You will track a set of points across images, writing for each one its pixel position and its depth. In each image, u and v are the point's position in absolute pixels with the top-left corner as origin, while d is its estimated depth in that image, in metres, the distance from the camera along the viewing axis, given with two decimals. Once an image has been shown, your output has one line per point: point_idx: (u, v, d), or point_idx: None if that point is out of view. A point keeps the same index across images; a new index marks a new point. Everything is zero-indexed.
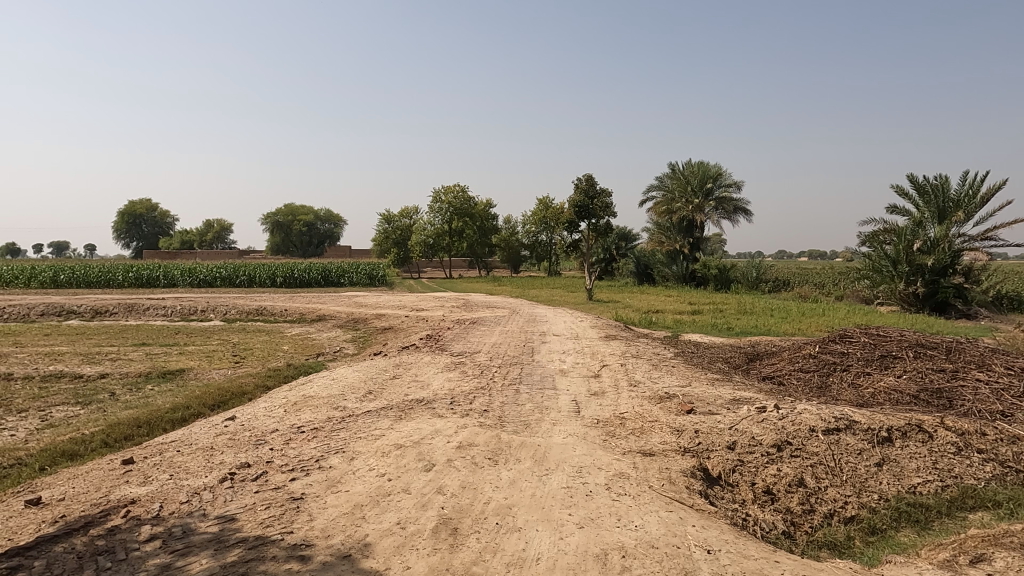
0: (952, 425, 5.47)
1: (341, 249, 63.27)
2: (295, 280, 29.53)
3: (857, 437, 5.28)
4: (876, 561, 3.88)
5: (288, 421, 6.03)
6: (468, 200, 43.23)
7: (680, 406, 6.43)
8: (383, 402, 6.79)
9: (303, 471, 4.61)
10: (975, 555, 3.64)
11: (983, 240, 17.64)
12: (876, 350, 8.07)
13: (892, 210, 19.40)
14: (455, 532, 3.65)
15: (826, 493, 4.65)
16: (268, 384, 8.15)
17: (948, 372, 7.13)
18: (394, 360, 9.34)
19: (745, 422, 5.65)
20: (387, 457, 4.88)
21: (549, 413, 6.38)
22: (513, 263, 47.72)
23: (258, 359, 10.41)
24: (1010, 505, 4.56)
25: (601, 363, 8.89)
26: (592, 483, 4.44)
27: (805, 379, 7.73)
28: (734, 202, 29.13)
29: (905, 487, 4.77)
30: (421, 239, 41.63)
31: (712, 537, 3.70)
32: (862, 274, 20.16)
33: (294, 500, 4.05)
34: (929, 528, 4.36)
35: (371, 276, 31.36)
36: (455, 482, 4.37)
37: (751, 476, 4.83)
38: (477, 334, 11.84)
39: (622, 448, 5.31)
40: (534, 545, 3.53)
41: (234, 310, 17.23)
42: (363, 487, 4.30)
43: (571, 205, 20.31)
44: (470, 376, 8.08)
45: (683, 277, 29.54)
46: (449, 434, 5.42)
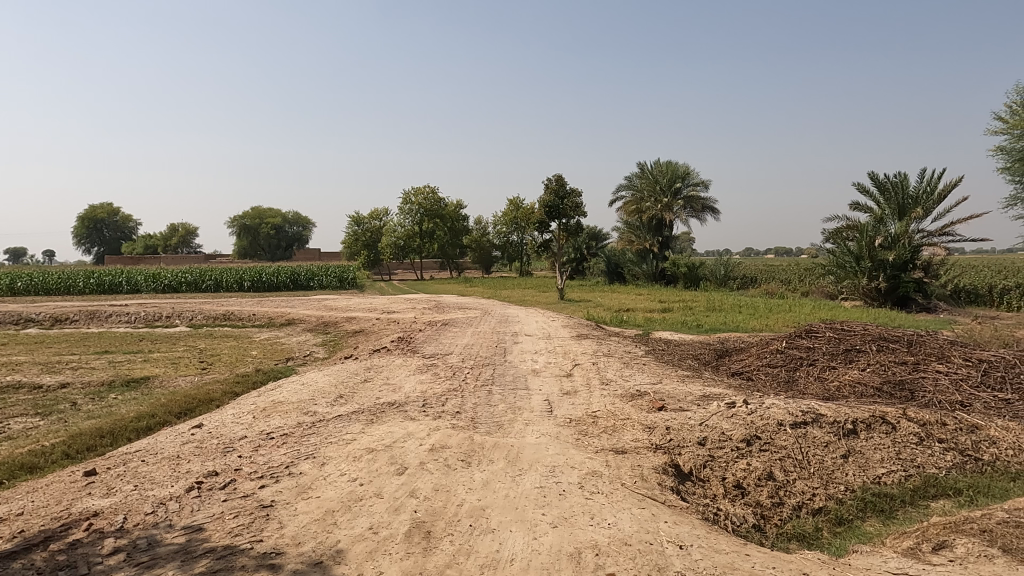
0: (913, 417, 5.63)
1: (310, 251, 62.51)
2: (264, 284, 29.10)
3: (824, 430, 5.40)
4: (844, 550, 3.97)
5: (257, 428, 5.94)
6: (439, 200, 43.14)
7: (651, 403, 6.51)
8: (354, 405, 6.74)
9: (272, 478, 4.54)
10: (937, 542, 3.75)
11: (940, 236, 18.16)
12: (842, 345, 8.27)
13: (855, 207, 19.86)
14: (428, 536, 3.63)
15: (794, 486, 4.74)
16: (237, 390, 8.01)
17: (910, 364, 7.34)
18: (365, 362, 9.28)
19: (714, 417, 5.73)
20: (359, 461, 4.84)
21: (522, 413, 6.40)
22: (485, 263, 47.78)
23: (225, 365, 10.22)
24: (969, 493, 4.73)
25: (573, 362, 8.93)
26: (565, 482, 4.46)
27: (773, 373, 7.89)
28: (703, 201, 29.51)
29: (870, 477, 4.90)
30: (392, 240, 41.38)
31: (684, 533, 3.74)
32: (827, 270, 20.63)
33: (263, 508, 3.99)
34: (893, 517, 4.48)
35: (341, 280, 31.04)
36: (428, 485, 4.35)
37: (722, 470, 4.90)
38: (449, 335, 11.84)
39: (594, 446, 5.35)
40: (508, 545, 3.53)
41: (200, 316, 16.89)
42: (334, 492, 4.26)
43: (542, 204, 20.35)
44: (442, 378, 8.06)
45: (654, 275, 30.16)
46: (421, 436, 5.40)
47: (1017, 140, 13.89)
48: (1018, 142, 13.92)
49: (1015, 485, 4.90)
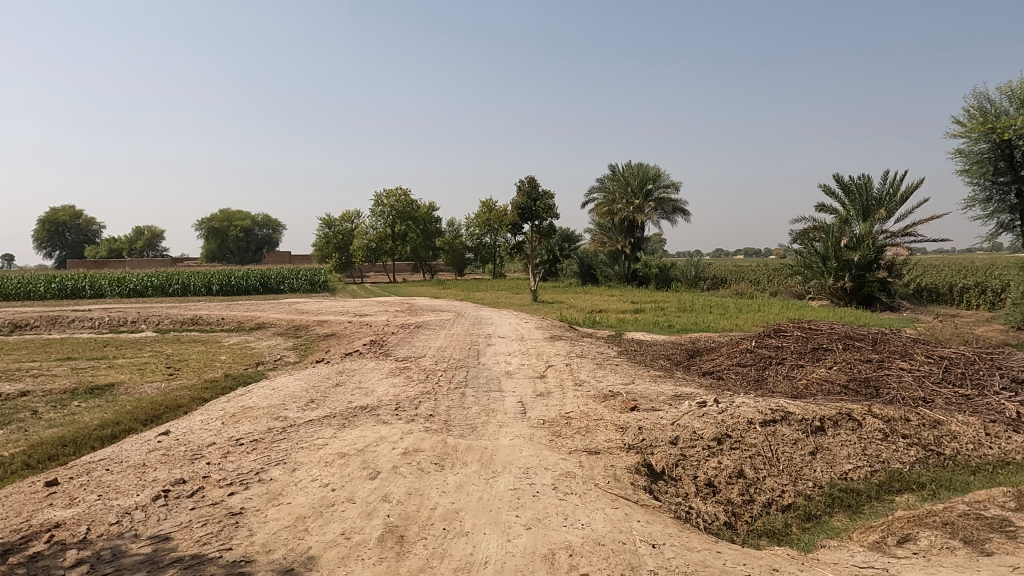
0: (878, 413, 5.76)
1: (280, 253, 61.65)
2: (232, 287, 28.62)
3: (792, 428, 5.49)
4: (813, 546, 4.04)
5: (227, 434, 5.84)
6: (411, 202, 43.00)
7: (624, 404, 6.55)
8: (326, 409, 6.67)
9: (242, 484, 4.47)
10: (901, 536, 3.85)
11: (903, 237, 18.60)
12: (809, 343, 8.42)
13: (821, 208, 20.26)
14: (401, 540, 3.61)
15: (763, 483, 4.81)
16: (206, 396, 7.87)
17: (875, 361, 7.52)
18: (337, 366, 9.18)
19: (685, 417, 5.80)
20: (331, 467, 4.79)
21: (496, 415, 6.40)
22: (458, 265, 47.59)
23: (193, 371, 10.03)
24: (932, 487, 4.87)
25: (546, 364, 8.95)
26: (539, 483, 4.47)
27: (743, 372, 8.01)
28: (673, 202, 29.80)
29: (837, 473, 5.00)
30: (364, 243, 41.03)
31: (657, 532, 3.77)
32: (795, 270, 21.01)
33: (232, 516, 3.93)
34: (860, 512, 4.58)
35: (312, 283, 30.69)
36: (401, 489, 4.33)
37: (693, 469, 4.95)
38: (422, 338, 11.79)
39: (568, 447, 5.37)
40: (482, 548, 3.52)
41: (167, 321, 16.54)
42: (305, 498, 4.21)
43: (515, 206, 20.36)
44: (415, 381, 8.02)
45: (626, 276, 30.43)
46: (394, 440, 5.37)
47: (975, 144, 14.30)
48: (976, 146, 14.35)
49: (976, 478, 5.04)
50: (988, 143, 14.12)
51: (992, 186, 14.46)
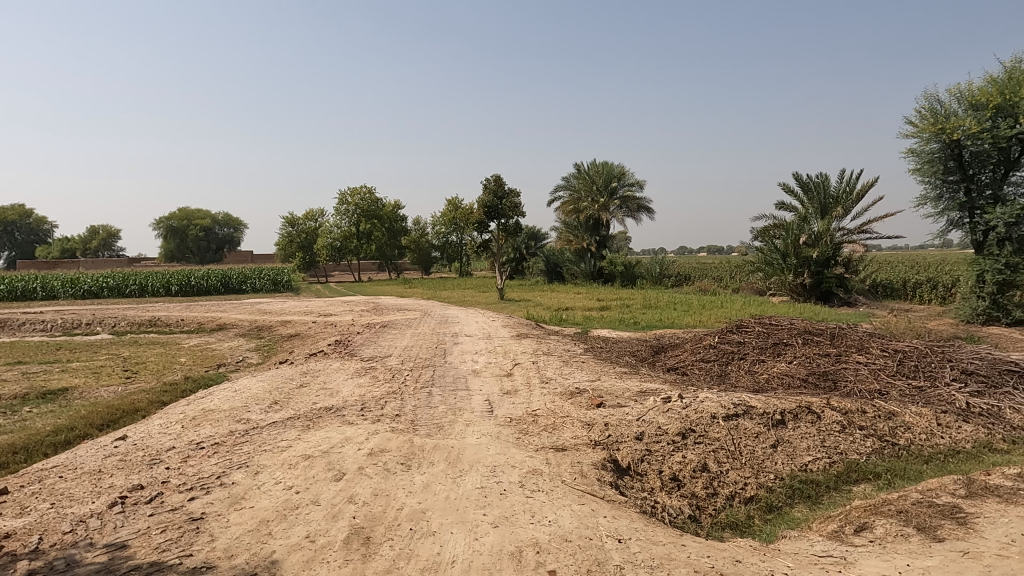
0: (837, 406, 5.91)
1: (241, 253, 60.45)
2: (192, 288, 27.96)
3: (754, 421, 5.61)
4: (774, 537, 4.14)
5: (186, 438, 5.71)
6: (376, 201, 42.64)
7: (590, 401, 6.61)
8: (290, 411, 6.57)
9: (202, 489, 4.38)
10: (858, 525, 3.96)
11: (859, 234, 19.11)
12: (770, 339, 8.61)
13: (781, 206, 20.70)
14: (367, 542, 3.58)
15: (727, 476, 4.90)
16: (165, 400, 7.68)
17: (833, 356, 7.72)
18: (300, 367, 9.05)
19: (651, 412, 5.87)
20: (294, 469, 4.72)
21: (462, 414, 6.39)
22: (424, 264, 47.34)
23: (151, 374, 9.78)
24: (887, 476, 5.03)
25: (513, 362, 8.97)
26: (506, 481, 4.47)
27: (707, 368, 8.14)
28: (638, 201, 30.12)
29: (797, 465, 5.12)
30: (328, 241, 40.49)
31: (623, 527, 3.82)
32: (757, 267, 21.44)
33: (193, 521, 3.84)
34: (819, 502, 4.70)
35: (275, 282, 30.19)
36: (367, 490, 4.29)
37: (658, 464, 5.02)
38: (388, 337, 11.71)
39: (535, 444, 5.39)
40: (450, 547, 3.51)
41: (124, 323, 16.09)
42: (269, 501, 4.14)
43: (481, 205, 20.33)
44: (381, 381, 7.95)
45: (592, 274, 30.69)
46: (360, 440, 5.32)
47: (926, 144, 14.76)
48: (927, 145, 14.80)
49: (928, 467, 5.22)
50: (938, 143, 14.58)
51: (942, 185, 14.94)
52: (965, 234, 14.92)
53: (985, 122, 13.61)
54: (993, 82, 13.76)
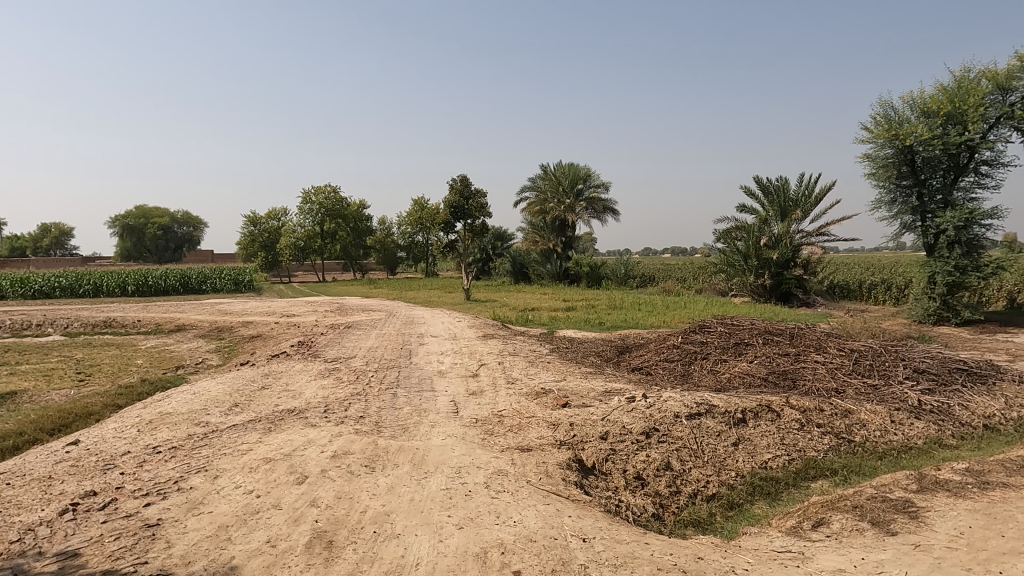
0: (795, 404, 6.05)
1: (201, 252, 59.11)
2: (150, 288, 27.23)
3: (716, 420, 5.70)
4: (735, 533, 4.21)
5: (142, 442, 5.56)
6: (341, 200, 42.14)
7: (555, 401, 6.64)
8: (251, 414, 6.45)
9: (159, 495, 4.27)
10: (816, 520, 4.06)
11: (817, 236, 19.59)
12: (732, 338, 8.77)
13: (743, 209, 21.09)
14: (330, 545, 3.53)
15: (689, 475, 4.97)
16: (120, 403, 7.46)
17: (792, 355, 7.90)
18: (262, 369, 8.89)
19: (615, 412, 5.92)
20: (255, 473, 4.64)
21: (427, 416, 6.35)
22: (389, 264, 47.01)
23: (106, 376, 9.49)
24: (844, 472, 5.17)
25: (479, 363, 8.96)
26: (471, 482, 4.46)
27: (670, 367, 8.24)
28: (603, 202, 30.35)
29: (758, 462, 5.22)
30: (291, 241, 39.84)
31: (587, 526, 3.84)
32: (719, 268, 21.79)
33: (149, 528, 3.74)
34: (778, 499, 4.80)
35: (237, 282, 29.61)
36: (330, 493, 4.23)
37: (622, 463, 5.07)
38: (352, 338, 11.57)
39: (500, 445, 5.39)
40: (414, 550, 3.49)
41: (77, 324, 15.59)
42: (228, 506, 4.06)
43: (447, 205, 20.24)
44: (345, 382, 7.86)
45: (558, 274, 30.85)
46: (323, 443, 5.25)
47: (881, 149, 15.12)
48: (881, 151, 15.17)
49: (883, 463, 5.38)
50: (892, 149, 14.96)
51: (896, 190, 15.38)
52: (917, 237, 15.38)
53: (936, 129, 14.07)
54: (943, 90, 14.26)
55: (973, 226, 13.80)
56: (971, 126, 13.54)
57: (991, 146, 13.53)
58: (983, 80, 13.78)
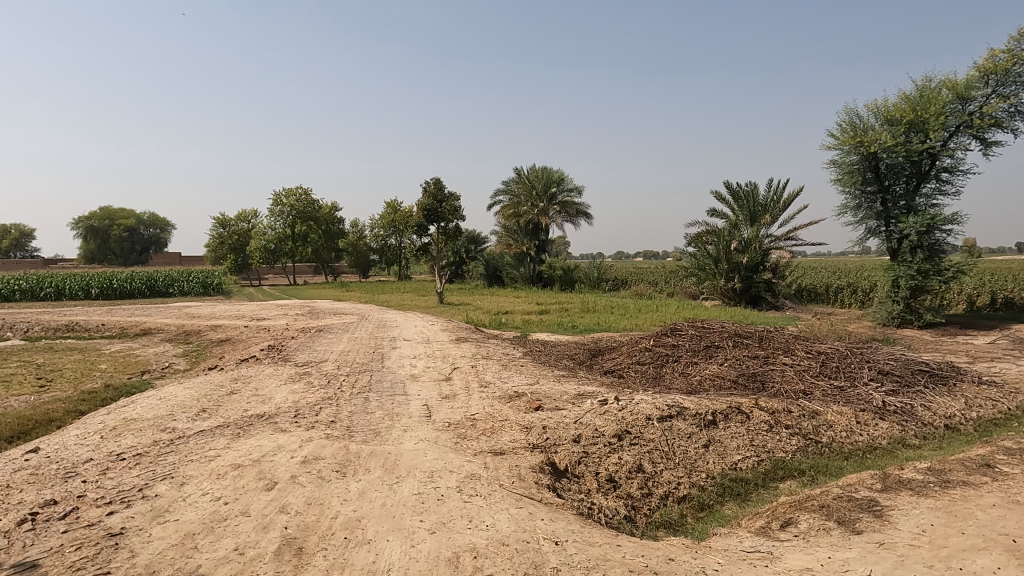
0: (764, 406, 6.14)
1: (168, 255, 57.96)
2: (115, 291, 26.59)
3: (688, 422, 5.76)
4: (705, 534, 4.26)
5: (106, 449, 5.43)
6: (313, 202, 41.66)
7: (528, 404, 6.64)
8: (219, 419, 6.34)
9: (123, 502, 4.17)
10: (784, 520, 4.13)
11: (786, 241, 19.93)
12: (703, 341, 8.87)
13: (713, 213, 21.37)
14: (300, 552, 3.49)
15: (661, 476, 5.02)
16: (82, 409, 7.28)
17: (761, 358, 8.01)
18: (231, 373, 8.74)
19: (588, 415, 5.95)
20: (223, 479, 4.56)
21: (400, 420, 6.31)
22: (362, 267, 46.63)
23: (68, 382, 9.24)
24: (811, 473, 5.26)
25: (452, 366, 8.92)
26: (443, 486, 4.45)
27: (642, 370, 8.30)
28: (577, 206, 30.49)
29: (728, 464, 5.29)
30: (261, 243, 39.18)
31: (560, 529, 3.85)
32: (690, 272, 22.03)
33: (112, 537, 3.65)
34: (748, 499, 4.87)
35: (205, 285, 29.09)
36: (300, 499, 4.18)
37: (594, 466, 5.09)
38: (324, 342, 11.44)
39: (473, 449, 5.37)
40: (385, 556, 3.46)
41: (38, 328, 15.15)
42: (195, 514, 3.98)
43: (421, 208, 20.14)
44: (316, 387, 7.77)
45: (531, 278, 30.89)
46: (293, 448, 5.18)
47: (847, 156, 15.49)
48: (847, 157, 15.53)
49: (849, 463, 5.49)
50: (858, 155, 15.33)
51: (861, 195, 15.75)
52: (881, 241, 15.74)
53: (900, 136, 14.43)
54: (906, 99, 14.65)
55: (935, 231, 14.18)
56: (933, 134, 13.93)
57: (951, 154, 13.93)
58: (944, 90, 14.19)
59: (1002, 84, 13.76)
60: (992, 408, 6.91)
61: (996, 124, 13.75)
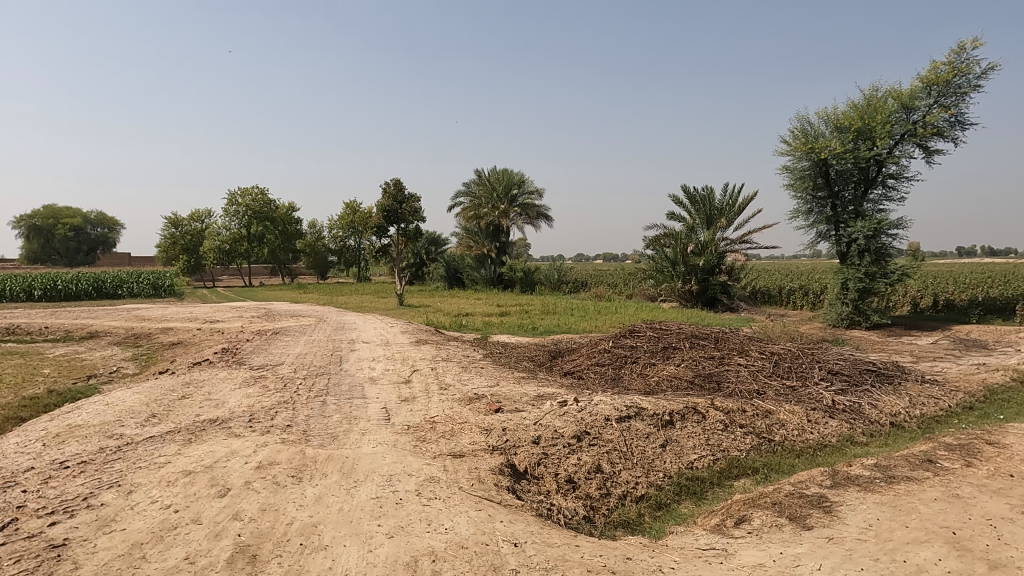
0: (720, 406, 6.27)
1: (117, 256, 56.15)
2: (59, 292, 25.62)
3: (646, 422, 5.84)
4: (662, 533, 4.32)
5: (48, 457, 5.22)
6: (269, 203, 40.89)
7: (488, 406, 6.64)
8: (169, 425, 6.16)
9: (66, 513, 4.01)
10: (738, 517, 4.22)
11: (741, 244, 20.37)
12: (660, 343, 9.01)
13: (671, 217, 21.71)
14: (254, 560, 3.41)
15: (619, 476, 5.07)
16: (23, 416, 6.98)
17: (717, 358, 8.17)
18: (183, 377, 8.50)
19: (547, 416, 5.97)
20: (173, 486, 4.43)
21: (357, 423, 6.23)
22: (320, 269, 46.00)
23: (8, 387, 8.86)
24: (764, 471, 5.39)
25: (411, 369, 8.86)
26: (402, 490, 4.41)
27: (601, 371, 8.38)
28: (537, 208, 30.65)
29: (684, 463, 5.37)
30: (215, 244, 38.06)
31: (519, 531, 3.85)
32: (648, 274, 22.30)
33: (54, 548, 3.51)
34: (704, 498, 4.96)
35: (156, 287, 28.28)
36: (254, 505, 4.09)
37: (554, 467, 5.11)
38: (280, 345, 11.23)
39: (432, 452, 5.34)
40: (342, 561, 3.41)
41: None
42: (143, 522, 3.85)
43: (381, 209, 19.94)
44: (272, 390, 7.61)
45: (492, 279, 30.78)
46: (247, 453, 5.07)
47: (798, 161, 15.93)
48: (799, 163, 15.98)
49: (800, 460, 5.64)
50: (809, 161, 15.77)
51: (812, 200, 16.22)
52: (831, 245, 16.25)
53: (848, 143, 14.91)
54: (854, 107, 15.15)
55: (881, 235, 14.68)
56: (879, 142, 14.43)
57: (897, 161, 14.45)
58: (890, 99, 14.74)
59: (944, 94, 14.33)
60: (934, 405, 7.19)
61: (938, 133, 14.31)
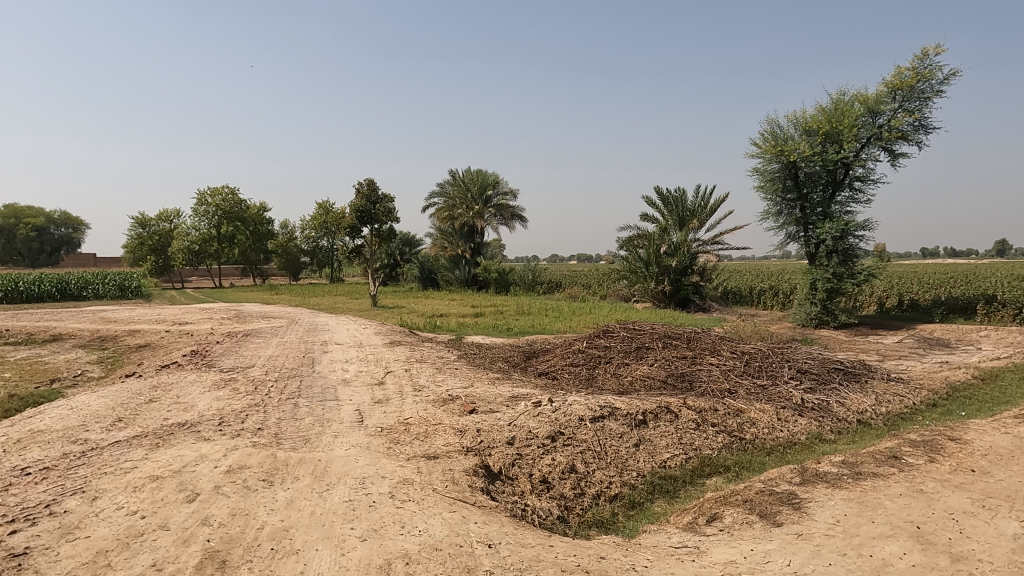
0: (692, 406, 6.34)
1: (81, 257, 54.82)
2: (21, 294, 24.92)
3: (619, 422, 5.88)
4: (636, 532, 4.35)
5: (8, 463, 5.07)
6: (240, 203, 40.28)
7: (463, 407, 6.62)
8: (136, 429, 6.03)
9: (27, 521, 3.90)
10: (709, 515, 4.27)
11: (712, 245, 20.61)
12: (634, 343, 9.08)
13: (644, 218, 21.87)
14: (223, 566, 3.35)
15: (593, 476, 5.10)
16: None
17: (689, 358, 8.26)
18: (150, 380, 8.33)
19: (522, 417, 5.98)
20: (140, 492, 4.34)
21: (330, 426, 6.16)
22: (291, 269, 45.48)
23: None
24: (736, 469, 5.46)
25: (385, 370, 8.80)
26: (376, 492, 4.38)
27: (575, 372, 8.41)
28: (511, 209, 30.68)
29: (657, 462, 5.42)
30: (184, 245, 37.38)
31: (493, 532, 3.85)
32: (621, 275, 22.44)
33: (14, 558, 3.41)
34: (676, 496, 5.01)
35: (123, 288, 27.68)
36: (223, 510, 4.02)
37: (528, 467, 5.12)
38: (251, 346, 11.06)
39: (406, 454, 5.31)
40: (314, 565, 3.38)
41: None
42: (108, 529, 3.77)
43: (354, 209, 19.77)
44: (242, 393, 7.49)
45: (467, 280, 30.43)
46: (217, 457, 4.98)
47: (768, 164, 16.17)
48: (768, 166, 16.22)
49: (770, 458, 5.72)
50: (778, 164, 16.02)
51: (782, 202, 16.48)
52: (800, 246, 16.55)
53: (816, 146, 15.18)
54: (822, 111, 15.44)
55: (849, 236, 14.97)
56: (846, 145, 14.72)
57: (863, 163, 14.75)
58: (857, 103, 15.05)
59: (908, 99, 14.67)
60: (899, 402, 7.36)
61: (903, 136, 14.65)
